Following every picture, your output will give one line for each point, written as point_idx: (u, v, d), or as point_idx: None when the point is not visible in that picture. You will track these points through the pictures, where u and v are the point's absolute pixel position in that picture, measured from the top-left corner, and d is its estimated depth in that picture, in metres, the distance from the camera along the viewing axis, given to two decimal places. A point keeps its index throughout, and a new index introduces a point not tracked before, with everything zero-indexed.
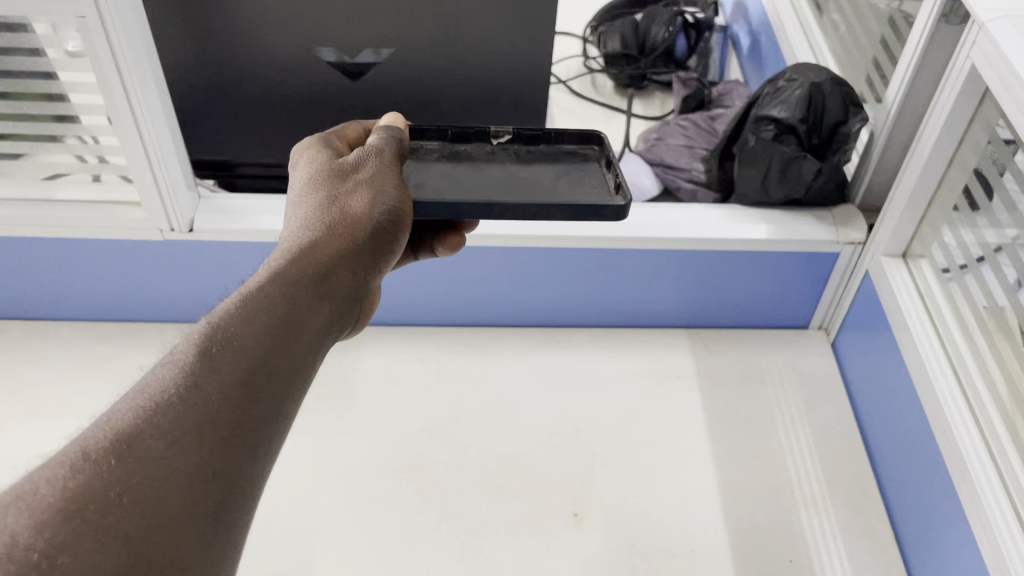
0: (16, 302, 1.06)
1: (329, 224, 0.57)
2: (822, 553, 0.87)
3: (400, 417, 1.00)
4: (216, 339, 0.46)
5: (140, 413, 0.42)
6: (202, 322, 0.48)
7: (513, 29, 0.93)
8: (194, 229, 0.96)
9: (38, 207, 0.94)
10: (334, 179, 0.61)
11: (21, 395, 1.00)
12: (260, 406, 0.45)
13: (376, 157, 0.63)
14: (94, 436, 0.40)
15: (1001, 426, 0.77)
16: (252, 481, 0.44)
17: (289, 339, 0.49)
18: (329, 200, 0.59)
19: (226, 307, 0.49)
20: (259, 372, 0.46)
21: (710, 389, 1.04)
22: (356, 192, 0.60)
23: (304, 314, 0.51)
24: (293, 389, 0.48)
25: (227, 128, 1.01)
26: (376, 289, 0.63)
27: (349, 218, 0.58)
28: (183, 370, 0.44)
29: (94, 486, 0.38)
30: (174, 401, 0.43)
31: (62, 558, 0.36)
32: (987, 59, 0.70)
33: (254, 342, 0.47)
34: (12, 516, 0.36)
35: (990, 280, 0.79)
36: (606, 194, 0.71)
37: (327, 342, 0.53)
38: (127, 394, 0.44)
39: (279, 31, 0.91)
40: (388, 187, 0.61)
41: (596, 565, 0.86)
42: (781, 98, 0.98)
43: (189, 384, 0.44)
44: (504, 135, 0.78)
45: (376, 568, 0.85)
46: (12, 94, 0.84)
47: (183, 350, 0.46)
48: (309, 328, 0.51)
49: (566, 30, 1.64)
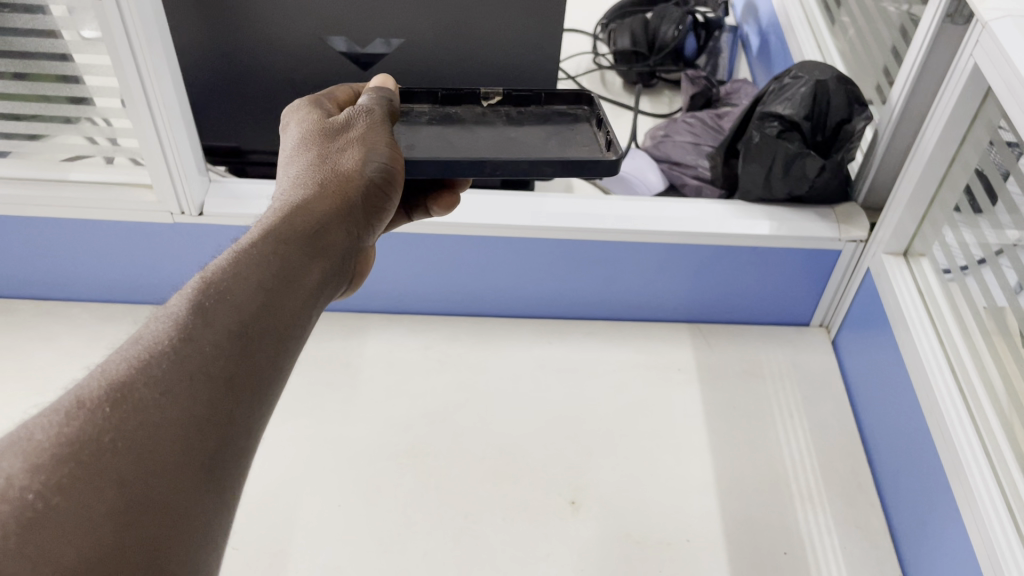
0: (28, 283, 1.08)
1: (322, 184, 0.59)
2: (817, 545, 0.88)
3: (401, 403, 1.01)
4: (209, 292, 0.47)
5: (134, 363, 0.42)
6: (194, 276, 0.49)
7: (524, 22, 0.94)
8: (204, 212, 0.98)
9: (51, 188, 0.96)
10: (325, 140, 0.63)
11: (29, 371, 1.02)
12: (254, 357, 0.47)
13: (367, 116, 0.65)
14: (88, 386, 0.41)
15: (999, 429, 0.77)
16: (247, 431, 0.45)
17: (283, 291, 0.50)
18: (321, 158, 0.61)
19: (220, 262, 0.50)
20: (253, 325, 0.47)
21: (709, 382, 1.05)
22: (348, 151, 0.62)
23: (297, 271, 0.52)
24: (285, 344, 0.49)
25: (240, 114, 1.02)
26: (367, 251, 0.65)
27: (341, 175, 0.60)
28: (177, 323, 0.45)
29: (90, 432, 0.39)
30: (167, 351, 0.43)
31: (58, 499, 0.36)
32: (990, 59, 0.71)
33: (248, 295, 0.48)
34: (8, 459, 0.37)
35: (990, 281, 0.79)
36: (597, 151, 0.73)
37: (320, 299, 0.54)
38: (120, 346, 0.44)
39: (291, 18, 0.92)
40: (380, 146, 0.63)
41: (592, 552, 0.87)
42: (787, 95, 0.98)
43: (182, 336, 0.45)
44: (494, 97, 0.80)
45: (376, 548, 0.86)
46: (29, 75, 0.86)
47: (176, 303, 0.47)
48: (303, 284, 0.52)
49: (576, 28, 1.65)
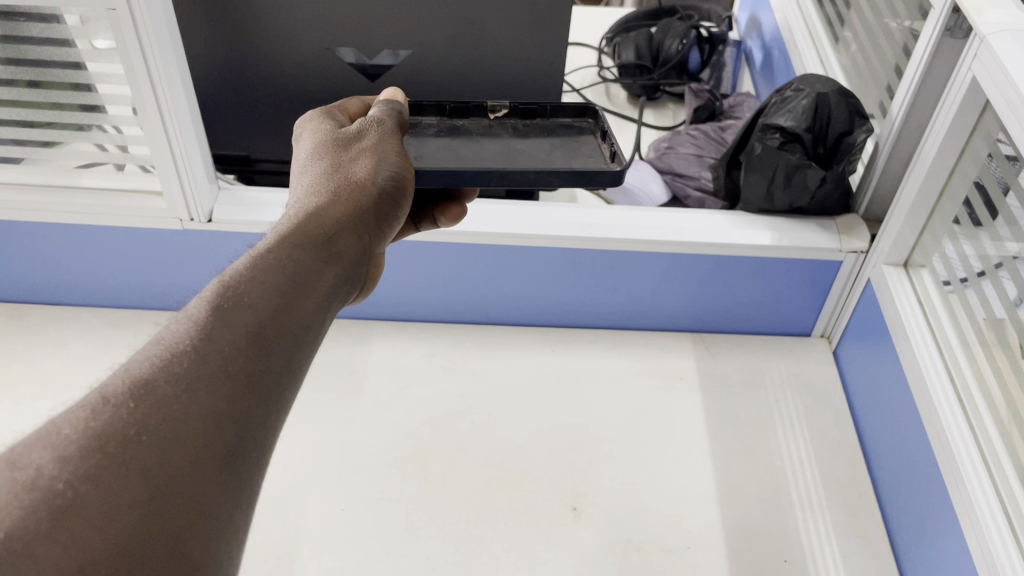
0: (39, 288, 1.10)
1: (335, 192, 0.60)
2: (816, 553, 0.88)
3: (405, 409, 1.02)
4: (226, 296, 0.49)
5: (156, 362, 0.44)
6: (213, 279, 0.50)
7: (530, 35, 0.95)
8: (213, 219, 0.99)
9: (64, 194, 0.97)
10: (337, 150, 0.64)
11: (39, 373, 1.03)
12: (269, 357, 0.48)
13: (378, 126, 0.67)
14: (112, 383, 0.42)
15: (998, 439, 0.77)
16: (265, 427, 0.46)
17: (298, 294, 0.51)
18: (333, 167, 0.63)
19: (237, 267, 0.51)
20: (269, 327, 0.48)
21: (711, 392, 1.05)
22: (359, 160, 0.64)
23: (311, 275, 0.53)
24: (302, 345, 0.50)
25: (249, 124, 1.04)
26: (380, 258, 0.66)
27: (354, 183, 0.62)
28: (196, 324, 0.46)
29: (116, 425, 0.40)
30: (188, 351, 0.45)
31: (86, 488, 0.37)
32: (989, 73, 0.72)
33: (265, 297, 0.50)
34: (36, 452, 0.38)
35: (990, 294, 0.80)
36: (602, 163, 0.75)
37: (334, 302, 0.55)
38: (143, 346, 0.46)
39: (300, 29, 0.94)
40: (390, 155, 0.65)
41: (593, 559, 0.87)
42: (788, 108, 1.00)
43: (201, 336, 0.46)
44: (501, 110, 0.81)
45: (378, 552, 0.87)
46: (43, 83, 0.87)
47: (197, 305, 0.48)
48: (318, 287, 0.53)
49: (580, 42, 1.67)
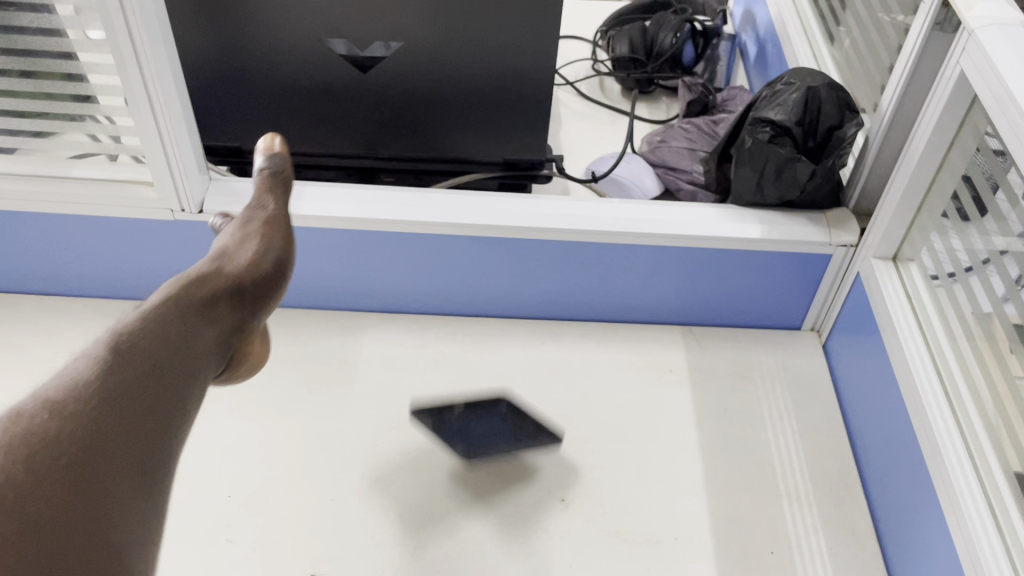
0: (31, 278, 1.10)
1: (224, 269, 0.70)
2: (802, 545, 0.89)
3: (397, 400, 1.02)
4: (117, 347, 0.57)
5: (56, 401, 0.53)
6: (108, 331, 0.59)
7: (522, 27, 0.95)
8: (205, 209, 0.99)
9: (55, 185, 0.97)
10: (232, 238, 0.75)
11: (30, 363, 1.03)
12: (158, 403, 0.56)
13: (263, 214, 0.78)
14: (14, 419, 0.51)
15: (984, 432, 0.78)
16: (151, 464, 0.55)
17: (181, 351, 0.60)
18: (225, 250, 0.73)
19: (131, 321, 0.60)
20: (155, 375, 0.57)
21: (701, 385, 1.06)
22: (247, 244, 0.74)
23: (194, 334, 0.62)
24: (185, 395, 0.59)
25: (240, 115, 1.04)
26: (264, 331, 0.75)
27: (240, 263, 0.71)
28: (90, 370, 0.55)
29: (16, 456, 0.49)
30: (84, 394, 0.54)
31: None
32: (976, 67, 0.72)
33: (153, 350, 0.58)
34: None
35: (977, 288, 0.80)
36: None
37: (217, 357, 0.64)
38: (40, 390, 0.54)
39: (292, 20, 0.94)
40: (276, 240, 0.75)
41: (581, 549, 0.88)
42: (779, 101, 0.99)
43: (95, 380, 0.54)
44: None
45: (368, 543, 0.87)
46: (35, 73, 0.87)
47: (91, 355, 0.57)
48: (200, 345, 0.62)
49: (575, 34, 1.67)
